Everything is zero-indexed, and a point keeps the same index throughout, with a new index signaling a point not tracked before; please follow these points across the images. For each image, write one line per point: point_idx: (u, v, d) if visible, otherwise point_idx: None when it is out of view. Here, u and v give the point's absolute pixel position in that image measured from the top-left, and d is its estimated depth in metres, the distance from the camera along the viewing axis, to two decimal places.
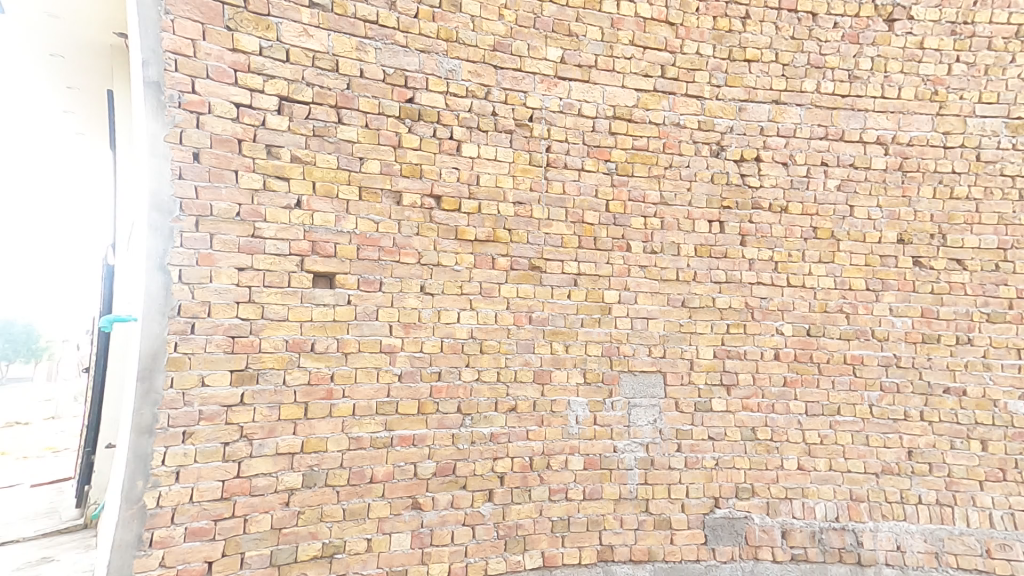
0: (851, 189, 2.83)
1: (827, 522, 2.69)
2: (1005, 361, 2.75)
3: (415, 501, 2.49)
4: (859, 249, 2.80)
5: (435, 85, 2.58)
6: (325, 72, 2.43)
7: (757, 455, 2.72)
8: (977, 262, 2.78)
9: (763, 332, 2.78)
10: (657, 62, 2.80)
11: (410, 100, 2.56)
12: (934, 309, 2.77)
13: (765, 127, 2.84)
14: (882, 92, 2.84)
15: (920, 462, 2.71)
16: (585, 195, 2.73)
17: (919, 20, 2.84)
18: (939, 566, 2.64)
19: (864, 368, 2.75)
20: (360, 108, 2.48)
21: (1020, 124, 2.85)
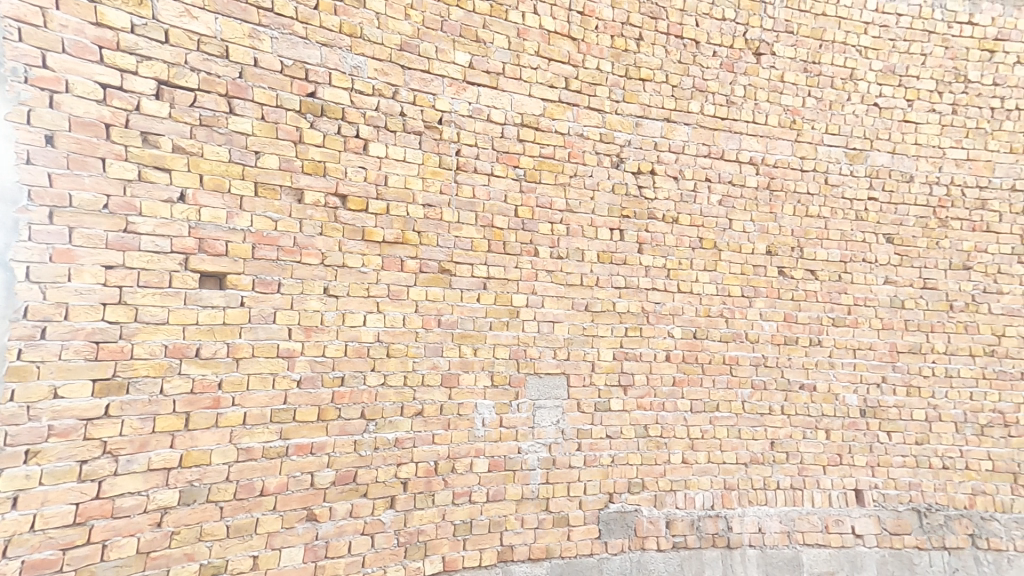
0: (730, 205, 3.12)
1: (704, 510, 2.94)
2: (845, 360, 3.16)
3: (310, 512, 2.36)
4: (736, 259, 3.11)
5: (339, 80, 2.48)
6: (213, 57, 2.24)
7: (648, 451, 2.91)
8: (826, 273, 3.18)
9: (657, 335, 2.98)
10: (561, 75, 2.91)
11: (311, 95, 2.43)
12: (794, 314, 3.14)
13: (658, 143, 3.05)
14: (753, 118, 3.17)
15: (780, 451, 3.06)
16: (494, 200, 2.76)
17: (780, 56, 3.20)
18: (790, 544, 3.00)
19: (738, 367, 3.06)
20: (254, 99, 2.32)
21: (857, 154, 3.26)
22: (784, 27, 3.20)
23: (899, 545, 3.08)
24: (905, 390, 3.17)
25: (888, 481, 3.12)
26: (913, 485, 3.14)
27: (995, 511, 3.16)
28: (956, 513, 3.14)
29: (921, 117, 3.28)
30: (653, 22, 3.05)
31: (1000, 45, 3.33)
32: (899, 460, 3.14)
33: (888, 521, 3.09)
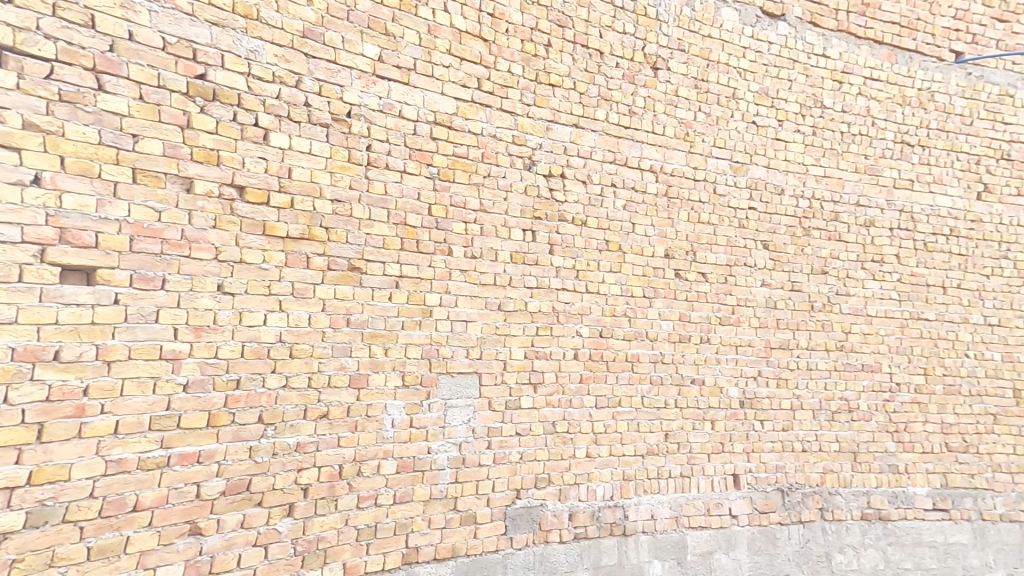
0: (633, 209, 3.29)
1: (603, 501, 3.08)
2: (729, 356, 3.45)
3: (194, 526, 2.17)
4: (639, 261, 3.28)
5: (234, 63, 2.31)
6: (75, 26, 2.00)
7: (555, 446, 3.00)
8: (715, 276, 3.46)
9: (566, 333, 3.08)
10: (474, 75, 2.91)
11: (201, 77, 2.24)
12: (688, 313, 3.38)
13: (567, 148, 3.15)
14: (652, 128, 3.36)
15: (672, 442, 3.27)
16: (407, 197, 2.70)
17: (675, 72, 3.42)
18: (678, 528, 3.22)
19: (639, 364, 3.24)
20: (130, 77, 2.09)
21: (740, 166, 3.56)
22: (677, 45, 3.43)
23: (765, 522, 3.38)
24: (776, 382, 3.51)
25: (760, 465, 3.43)
26: (779, 468, 3.46)
27: (839, 487, 3.53)
28: (811, 490, 3.48)
29: (789, 137, 3.65)
30: (560, 30, 3.14)
31: (848, 77, 3.76)
32: (769, 445, 3.46)
33: (758, 501, 3.38)
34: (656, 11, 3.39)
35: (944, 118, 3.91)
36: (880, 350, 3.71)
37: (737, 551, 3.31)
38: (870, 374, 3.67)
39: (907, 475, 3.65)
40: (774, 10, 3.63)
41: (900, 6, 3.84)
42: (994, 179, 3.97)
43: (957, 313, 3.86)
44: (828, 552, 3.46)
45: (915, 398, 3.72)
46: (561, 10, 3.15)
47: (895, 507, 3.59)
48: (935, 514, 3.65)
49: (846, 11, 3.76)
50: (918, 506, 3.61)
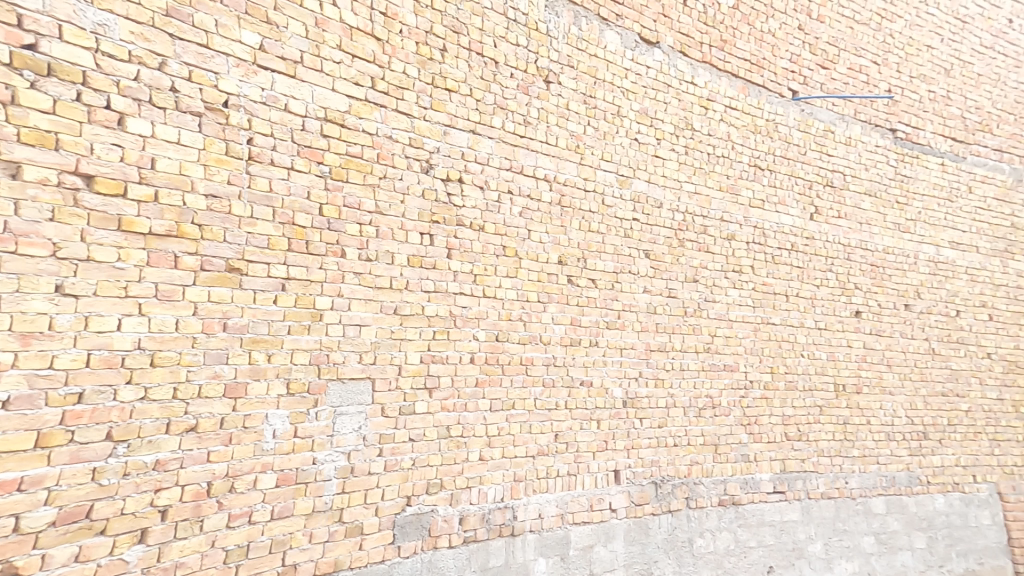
0: (529, 217, 3.38)
1: (494, 503, 3.10)
2: (614, 358, 3.64)
3: (10, 565, 1.92)
4: (534, 267, 3.37)
5: (76, 36, 2.12)
6: None
7: (448, 451, 2.98)
8: (603, 282, 3.65)
9: (463, 338, 3.08)
10: (367, 73, 2.84)
11: (30, 47, 2.04)
12: (578, 318, 3.53)
13: (465, 153, 3.16)
14: (545, 139, 3.48)
15: (561, 442, 3.38)
16: (295, 195, 2.58)
17: (566, 87, 3.57)
18: (563, 525, 3.31)
19: (532, 367, 3.31)
20: None
21: (626, 180, 3.80)
22: (567, 61, 3.58)
23: (640, 514, 3.59)
24: (654, 382, 3.77)
25: (638, 461, 3.64)
26: (654, 462, 3.70)
27: (702, 477, 3.85)
28: (679, 481, 3.76)
29: (666, 155, 3.96)
30: (455, 36, 3.15)
31: (712, 104, 4.17)
32: (646, 441, 3.69)
33: (634, 494, 3.59)
34: (547, 27, 3.53)
35: (786, 147, 4.48)
36: (737, 351, 4.13)
37: (615, 543, 3.47)
38: (730, 373, 4.09)
39: (756, 463, 4.07)
40: (651, 38, 3.92)
41: (750, 46, 4.32)
42: (822, 202, 4.62)
43: (796, 318, 4.42)
44: (690, 538, 3.74)
45: (764, 394, 4.20)
46: (455, 16, 3.16)
47: (745, 492, 3.98)
48: (774, 496, 4.09)
49: (709, 45, 4.15)
50: (762, 490, 4.04)
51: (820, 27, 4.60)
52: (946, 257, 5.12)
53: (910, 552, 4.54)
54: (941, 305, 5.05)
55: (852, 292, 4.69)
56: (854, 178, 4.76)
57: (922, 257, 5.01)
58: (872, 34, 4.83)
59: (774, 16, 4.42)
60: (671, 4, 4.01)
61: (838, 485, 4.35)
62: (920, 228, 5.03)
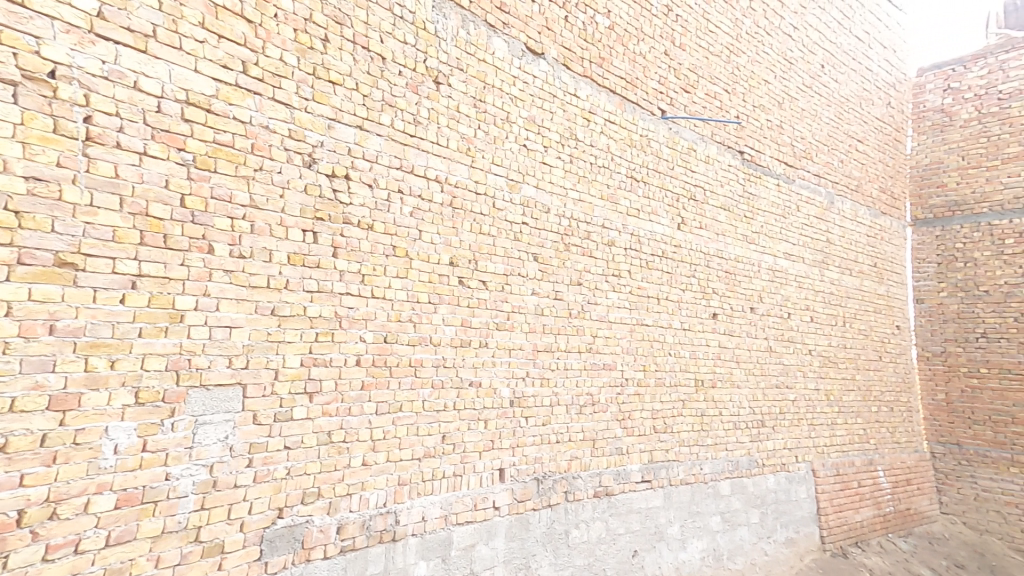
0: (420, 217, 3.33)
1: (375, 509, 3.00)
2: (502, 359, 3.71)
3: None
4: (425, 268, 3.33)
5: None
6: None
7: (329, 458, 2.85)
8: (493, 284, 3.70)
9: (349, 339, 2.96)
10: (237, 56, 2.69)
11: None
12: (469, 319, 3.54)
13: (352, 149, 3.05)
14: (436, 140, 3.46)
15: (448, 443, 3.36)
16: (149, 183, 2.39)
17: (456, 89, 3.58)
18: (446, 526, 3.28)
19: (422, 368, 3.27)
20: None
21: (515, 185, 3.89)
22: (456, 64, 3.59)
23: (521, 510, 3.67)
24: (540, 381, 3.90)
25: (522, 458, 3.72)
26: (537, 459, 3.80)
27: (580, 470, 4.03)
28: (559, 476, 3.90)
29: (553, 163, 4.12)
30: (337, 27, 3.05)
31: (593, 117, 4.40)
32: (531, 439, 3.79)
33: (517, 491, 3.66)
34: (435, 27, 3.51)
35: (657, 161, 4.86)
36: (615, 351, 4.41)
37: (496, 540, 3.51)
38: (608, 371, 4.34)
39: (627, 455, 4.35)
40: (536, 49, 4.05)
41: (625, 65, 4.62)
42: (687, 214, 5.08)
43: (665, 320, 4.82)
44: (567, 529, 3.88)
45: (637, 390, 4.52)
46: (337, 7, 3.06)
47: (618, 483, 4.24)
48: (642, 485, 4.40)
49: (589, 61, 4.38)
50: (631, 480, 4.32)
51: (682, 55, 5.05)
52: (781, 266, 5.89)
53: (747, 527, 5.11)
54: (777, 308, 5.79)
55: (710, 296, 5.21)
56: (712, 193, 5.29)
57: (764, 266, 5.71)
58: (723, 65, 5.40)
59: (645, 39, 4.76)
60: (554, 18, 4.18)
61: (694, 471, 4.79)
62: (762, 240, 5.72)
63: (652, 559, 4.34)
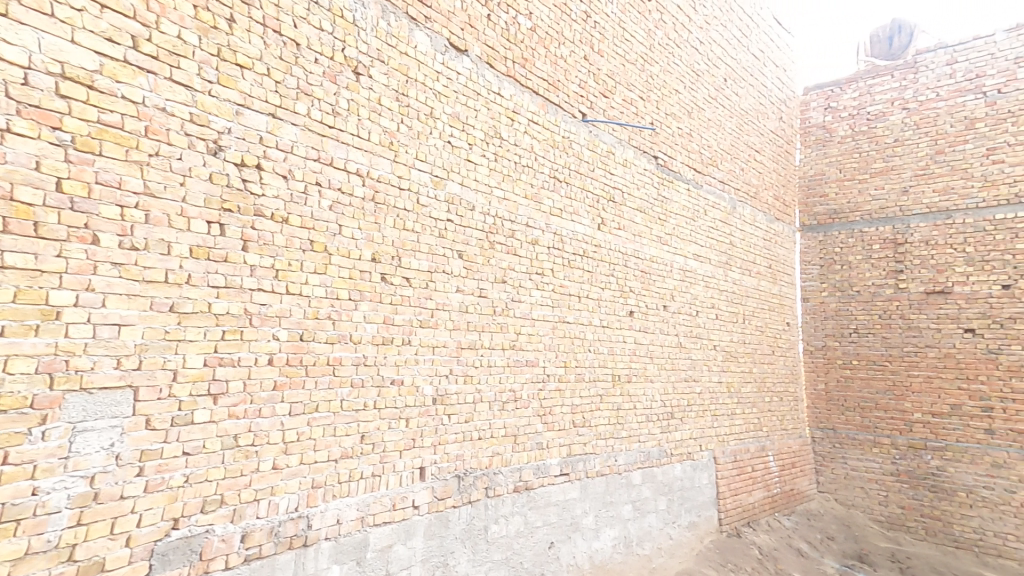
0: (340, 211, 3.23)
1: (286, 514, 2.87)
2: (426, 356, 3.67)
3: None
4: (345, 264, 3.23)
5: None
6: None
7: (234, 463, 2.70)
8: (417, 281, 3.65)
9: (260, 338, 2.83)
10: (125, 30, 2.47)
11: None
12: (391, 316, 3.47)
13: (263, 137, 2.91)
14: (357, 132, 3.36)
15: (367, 443, 3.28)
16: (16, 164, 2.16)
17: (376, 80, 3.49)
18: (362, 528, 3.20)
19: (341, 367, 3.18)
20: None
21: (440, 181, 3.86)
22: (377, 55, 3.51)
23: (442, 508, 3.64)
24: (463, 379, 3.89)
25: (443, 456, 3.70)
26: (458, 456, 3.80)
27: (501, 466, 4.07)
28: (480, 472, 3.91)
29: (477, 160, 4.12)
30: (245, 7, 2.89)
31: (517, 116, 4.45)
32: (453, 436, 3.78)
33: (438, 489, 3.63)
34: (353, 16, 3.40)
35: (578, 163, 5.00)
36: (537, 348, 4.49)
37: (414, 539, 3.46)
38: (530, 368, 4.42)
39: (547, 449, 4.45)
40: (459, 45, 4.03)
41: (547, 67, 4.71)
42: (607, 215, 5.27)
43: (586, 317, 4.97)
44: (486, 525, 3.90)
45: (558, 385, 4.63)
46: None
47: (537, 477, 4.32)
48: (560, 478, 4.52)
49: (512, 60, 4.42)
50: (549, 474, 4.42)
51: (600, 60, 5.22)
52: (691, 266, 6.25)
53: (655, 513, 5.38)
54: (687, 306, 6.14)
55: (627, 294, 5.43)
56: (629, 196, 5.52)
57: (675, 266, 6.03)
58: (639, 73, 5.63)
59: (565, 43, 4.88)
60: (477, 15, 4.18)
61: (609, 463, 4.98)
62: (674, 241, 6.05)
63: (567, 550, 4.44)
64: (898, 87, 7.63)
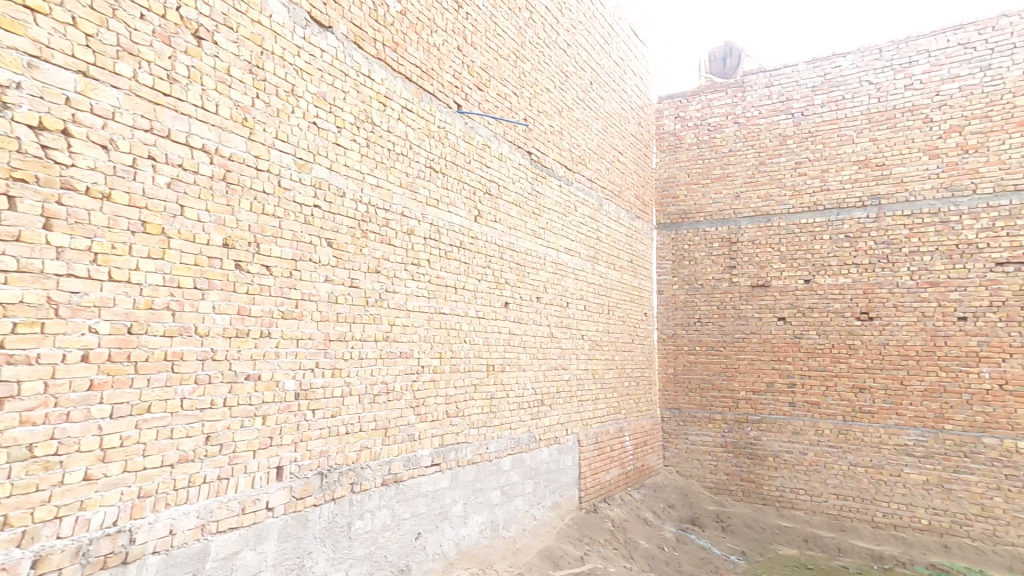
0: (180, 189, 2.93)
1: (100, 531, 2.54)
2: (288, 349, 3.45)
3: None
4: (189, 248, 2.94)
5: None
6: None
7: (27, 476, 2.34)
8: (279, 269, 3.41)
9: (69, 331, 2.48)
10: None
11: None
12: (247, 307, 3.22)
13: (70, 98, 2.53)
14: (200, 103, 3.05)
15: (214, 444, 3.02)
16: None
17: (223, 48, 3.19)
18: (202, 537, 2.93)
19: (181, 363, 2.89)
20: None
21: (305, 164, 3.63)
22: (223, 21, 3.20)
23: (300, 507, 3.45)
24: (331, 372, 3.72)
25: (305, 453, 3.51)
26: (323, 452, 3.63)
27: (369, 460, 3.96)
28: (346, 468, 3.77)
29: (348, 144, 3.94)
30: None
31: (389, 102, 4.33)
32: (317, 432, 3.60)
33: (296, 489, 3.44)
34: None
35: (454, 154, 4.99)
36: (412, 339, 4.43)
37: (266, 543, 3.24)
38: (404, 359, 4.34)
39: (419, 441, 4.42)
40: (322, 21, 3.82)
41: (419, 54, 4.63)
42: (483, 207, 5.33)
43: (462, 308, 5.00)
44: (349, 521, 3.76)
45: (432, 376, 4.61)
46: None
47: (407, 469, 4.27)
48: (431, 468, 4.51)
49: (382, 43, 4.28)
50: (420, 465, 4.39)
51: (474, 53, 5.24)
52: (562, 260, 6.56)
53: (522, 496, 5.59)
54: (558, 297, 6.44)
55: (503, 286, 5.56)
56: (505, 189, 5.64)
57: (548, 259, 6.28)
58: (512, 69, 5.75)
59: (437, 31, 4.83)
60: None
61: (480, 451, 5.08)
62: (547, 235, 6.29)
63: (434, 540, 4.45)
64: (731, 102, 8.56)
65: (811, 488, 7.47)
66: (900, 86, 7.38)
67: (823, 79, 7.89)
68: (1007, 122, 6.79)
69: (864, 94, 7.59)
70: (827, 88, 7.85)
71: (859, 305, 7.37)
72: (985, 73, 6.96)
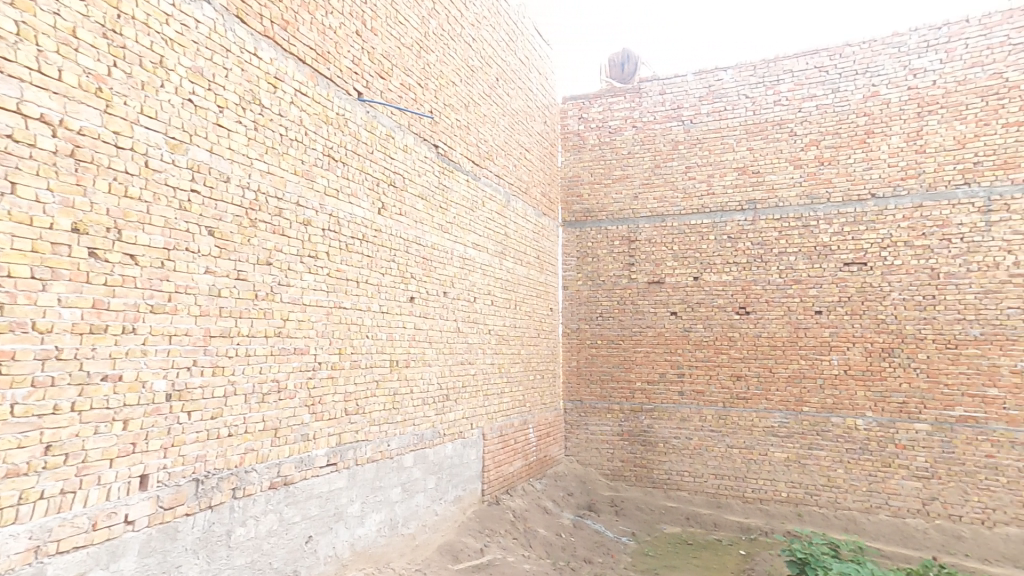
0: (11, 164, 2.57)
1: None
2: (158, 346, 3.16)
3: None
4: (24, 233, 2.60)
5: None
6: None
7: None
8: (147, 259, 3.11)
9: None
10: None
11: None
12: (105, 301, 2.90)
13: None
14: (35, 66, 2.68)
15: (56, 454, 2.69)
16: None
17: (66, 5, 2.81)
18: (36, 561, 2.58)
19: (15, 363, 2.54)
20: None
21: (178, 145, 3.33)
22: None
23: (168, 519, 3.17)
24: (211, 370, 3.45)
25: (176, 460, 3.23)
26: (199, 457, 3.36)
27: (256, 463, 3.73)
28: (227, 473, 3.53)
29: (231, 126, 3.67)
30: None
31: (280, 83, 4.08)
32: (192, 436, 3.33)
33: (164, 498, 3.15)
34: None
35: (355, 143, 4.81)
36: (309, 335, 4.23)
37: (123, 560, 2.94)
38: (299, 356, 4.13)
39: (313, 440, 4.23)
40: None
41: (313, 35, 4.40)
42: (387, 199, 5.19)
43: (364, 303, 4.85)
44: (229, 529, 3.52)
45: (330, 373, 4.42)
46: None
47: (300, 471, 4.08)
48: (326, 468, 4.34)
49: (269, 20, 4.01)
50: (315, 465, 4.21)
51: (374, 39, 5.07)
52: (469, 255, 6.55)
53: (424, 492, 5.52)
54: (465, 292, 6.43)
55: (408, 280, 5.46)
56: (410, 181, 5.53)
57: (455, 254, 6.25)
58: (415, 59, 5.64)
59: (333, 13, 4.62)
60: None
61: (381, 448, 4.96)
62: (454, 230, 6.26)
63: (327, 542, 4.28)
64: (629, 107, 8.99)
65: (695, 470, 8.09)
66: (770, 101, 8.11)
67: (708, 90, 8.49)
68: (852, 138, 7.62)
69: (742, 107, 8.27)
70: (711, 99, 8.46)
71: (738, 300, 8.05)
72: (835, 94, 7.76)
